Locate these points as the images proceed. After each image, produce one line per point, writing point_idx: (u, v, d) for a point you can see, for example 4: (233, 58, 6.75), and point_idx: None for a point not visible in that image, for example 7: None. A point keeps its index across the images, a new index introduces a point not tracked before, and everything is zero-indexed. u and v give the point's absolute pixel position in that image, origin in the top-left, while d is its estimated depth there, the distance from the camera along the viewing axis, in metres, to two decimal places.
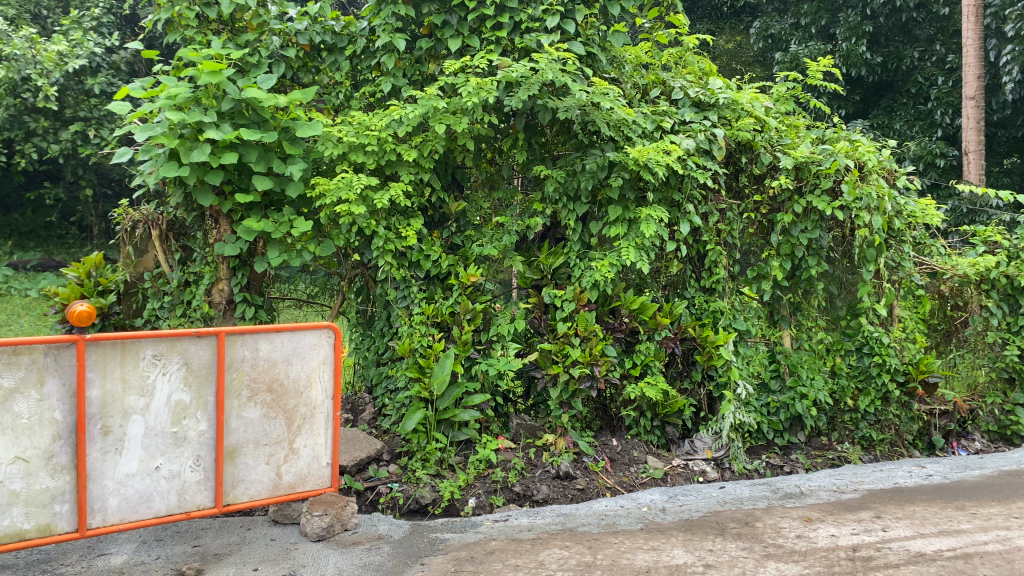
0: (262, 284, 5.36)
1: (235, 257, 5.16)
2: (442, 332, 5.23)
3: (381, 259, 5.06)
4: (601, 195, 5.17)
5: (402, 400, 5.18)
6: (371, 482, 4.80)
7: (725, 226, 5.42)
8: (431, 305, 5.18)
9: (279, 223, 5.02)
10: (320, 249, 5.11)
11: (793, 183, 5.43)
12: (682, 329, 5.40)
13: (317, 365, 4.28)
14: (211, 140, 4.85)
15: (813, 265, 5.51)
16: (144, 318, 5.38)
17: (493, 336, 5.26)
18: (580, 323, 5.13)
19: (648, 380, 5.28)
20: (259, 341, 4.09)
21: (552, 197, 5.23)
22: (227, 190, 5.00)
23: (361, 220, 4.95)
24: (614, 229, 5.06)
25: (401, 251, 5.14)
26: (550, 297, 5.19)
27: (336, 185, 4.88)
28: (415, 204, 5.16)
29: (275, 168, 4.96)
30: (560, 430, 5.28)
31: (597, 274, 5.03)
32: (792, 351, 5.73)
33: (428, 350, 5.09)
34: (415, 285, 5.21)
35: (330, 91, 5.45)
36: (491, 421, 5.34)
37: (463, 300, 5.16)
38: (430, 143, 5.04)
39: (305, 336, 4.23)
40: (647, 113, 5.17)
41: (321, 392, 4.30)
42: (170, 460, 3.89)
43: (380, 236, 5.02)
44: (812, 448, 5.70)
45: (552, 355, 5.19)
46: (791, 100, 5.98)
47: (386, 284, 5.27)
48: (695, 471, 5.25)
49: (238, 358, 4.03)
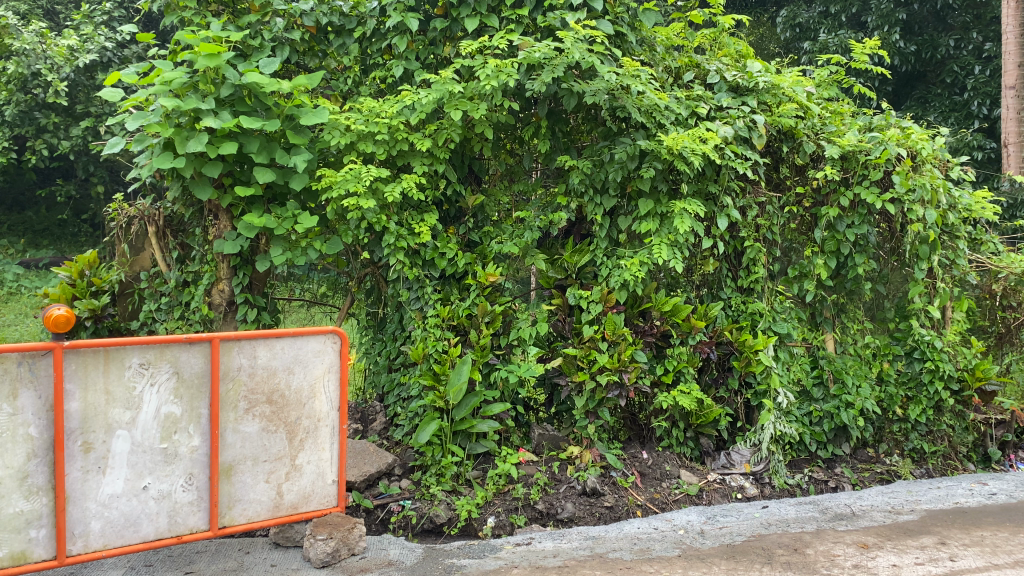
0: (265, 284, 5.00)
1: (236, 255, 4.81)
2: (459, 336, 4.87)
3: (393, 257, 4.69)
4: (631, 187, 4.76)
5: (415, 409, 4.80)
6: (382, 499, 4.44)
7: (765, 220, 5.00)
8: (447, 306, 4.82)
9: (282, 218, 4.66)
10: (327, 247, 4.74)
11: (839, 174, 5.00)
12: (717, 332, 5.00)
13: (321, 373, 3.90)
14: (209, 129, 4.49)
15: (860, 263, 5.08)
16: (140, 320, 5.02)
17: (514, 341, 4.88)
18: (607, 327, 4.73)
19: (681, 388, 4.88)
20: (257, 348, 3.72)
21: (578, 190, 4.79)
22: (227, 183, 4.65)
23: (371, 215, 4.57)
24: (645, 225, 4.65)
25: (415, 248, 4.76)
26: (575, 298, 4.81)
27: (343, 177, 4.52)
28: (428, 198, 4.77)
29: (278, 159, 4.59)
30: (586, 442, 4.90)
31: (627, 273, 4.63)
32: (836, 356, 5.30)
33: (444, 355, 4.73)
34: (429, 286, 4.82)
35: (338, 76, 5.06)
36: (511, 432, 4.95)
37: (481, 302, 4.78)
38: (445, 131, 4.64)
39: (308, 342, 3.85)
40: (681, 98, 4.76)
41: (326, 403, 3.93)
42: (159, 480, 3.53)
43: (392, 232, 4.64)
44: (858, 461, 5.28)
45: (578, 360, 4.79)
46: (834, 86, 5.54)
47: (398, 284, 4.90)
48: (733, 487, 4.84)
49: (233, 367, 3.67)
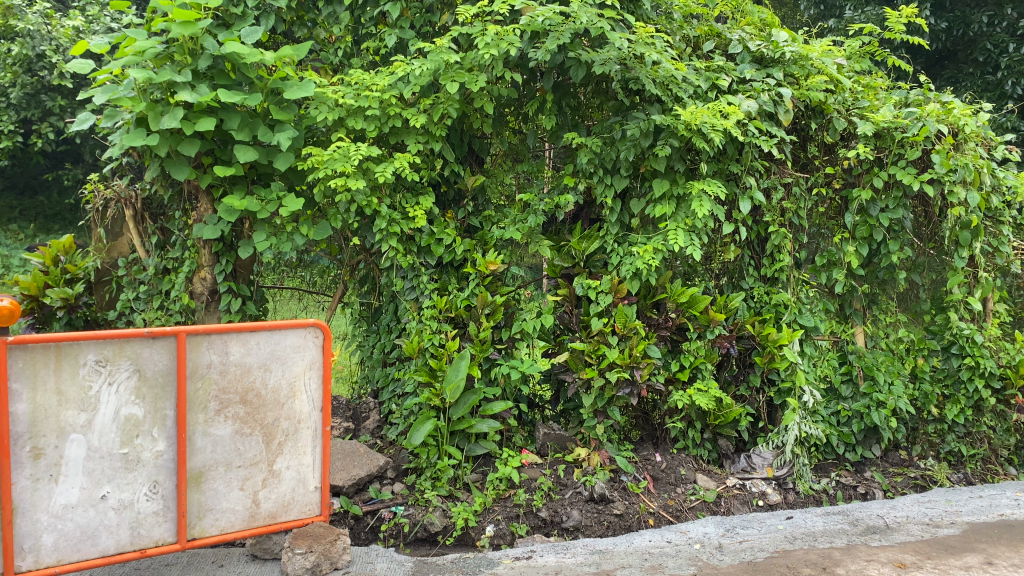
0: (250, 271, 4.66)
1: (218, 241, 4.46)
2: (457, 328, 4.51)
3: (386, 243, 4.32)
4: (645, 168, 4.36)
5: (410, 407, 4.45)
6: (372, 505, 4.09)
7: (791, 204, 4.59)
8: (445, 296, 4.46)
9: (266, 201, 4.31)
10: (314, 231, 4.37)
11: (873, 153, 4.58)
12: (738, 325, 4.62)
13: (301, 370, 3.55)
14: (185, 103, 4.14)
15: (895, 251, 4.66)
16: (117, 310, 4.69)
17: (516, 333, 4.51)
18: (618, 319, 4.36)
19: (698, 386, 4.52)
20: (229, 344, 3.37)
21: (586, 170, 4.39)
22: (206, 163, 4.29)
23: (360, 197, 4.20)
24: (659, 208, 4.26)
25: (410, 233, 4.39)
26: (582, 289, 4.45)
27: (330, 156, 4.16)
28: (424, 178, 4.39)
29: (260, 137, 4.23)
30: (594, 443, 4.53)
31: (639, 261, 4.24)
32: (867, 351, 4.89)
33: (440, 349, 4.38)
34: (426, 274, 4.46)
35: (328, 47, 4.69)
36: (514, 432, 4.59)
37: (481, 292, 4.41)
38: (441, 106, 4.26)
39: (286, 337, 3.50)
40: (700, 69, 4.35)
41: (307, 404, 3.57)
42: (120, 488, 3.20)
43: (384, 216, 4.27)
44: (890, 464, 4.88)
45: (586, 356, 4.47)
46: (866, 58, 5.10)
47: (393, 272, 4.55)
48: (754, 494, 4.46)
49: (202, 364, 3.32)
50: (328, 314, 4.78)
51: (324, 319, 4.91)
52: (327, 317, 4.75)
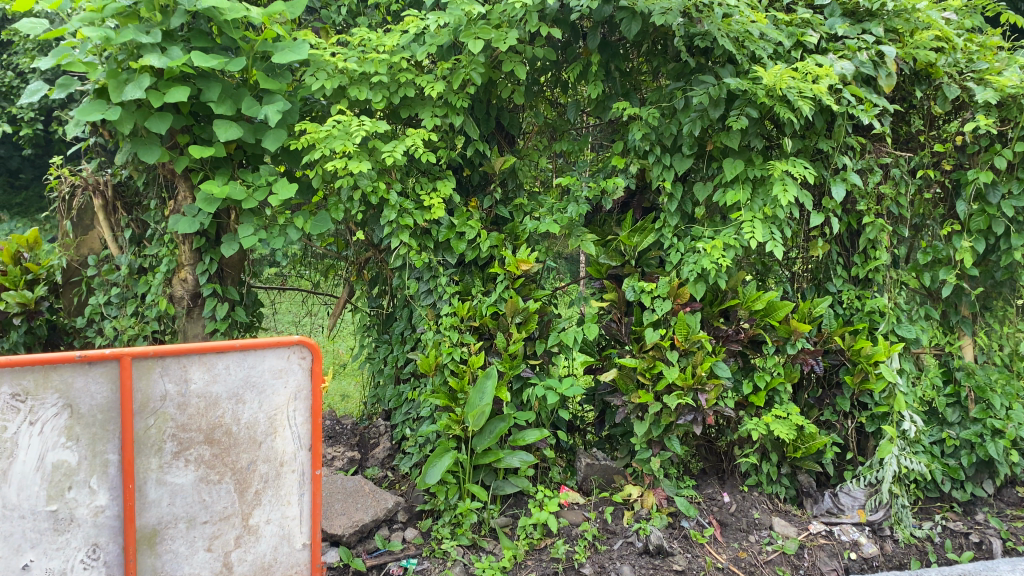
0: (240, 272, 3.95)
1: (199, 235, 3.75)
2: (483, 340, 3.75)
3: (396, 238, 3.57)
4: (713, 145, 3.55)
5: (426, 435, 3.70)
6: (379, 558, 3.33)
7: (890, 189, 3.75)
8: (467, 302, 3.70)
9: (253, 187, 3.59)
10: (312, 223, 3.60)
11: (995, 127, 3.72)
12: (824, 338, 3.81)
13: (284, 401, 2.79)
14: (155, 70, 3.41)
15: (1019, 246, 3.81)
16: (86, 317, 4.01)
17: (554, 347, 3.72)
18: (679, 331, 3.59)
19: (775, 412, 3.73)
20: (188, 370, 2.63)
21: (640, 148, 3.60)
22: (182, 142, 3.57)
23: (364, 183, 3.46)
24: (732, 195, 3.47)
25: (426, 226, 3.63)
26: (634, 293, 3.65)
27: (328, 133, 3.43)
28: (442, 160, 3.63)
29: (245, 110, 3.50)
30: (649, 480, 3.77)
31: (706, 261, 3.45)
32: (977, 366, 4.03)
33: (463, 366, 3.64)
34: (444, 275, 3.70)
35: (330, 4, 3.90)
36: (551, 465, 3.83)
37: (511, 297, 3.63)
38: (463, 71, 3.47)
39: (264, 359, 2.73)
40: (782, 23, 3.51)
41: (291, 444, 2.82)
42: (47, 555, 2.51)
43: (393, 205, 3.53)
44: (1006, 505, 4.03)
45: (638, 375, 3.69)
46: (978, 13, 4.21)
47: (405, 272, 3.80)
48: (845, 545, 3.62)
49: (154, 397, 2.58)
50: (332, 323, 4.06)
51: (326, 326, 4.19)
52: (330, 326, 4.02)
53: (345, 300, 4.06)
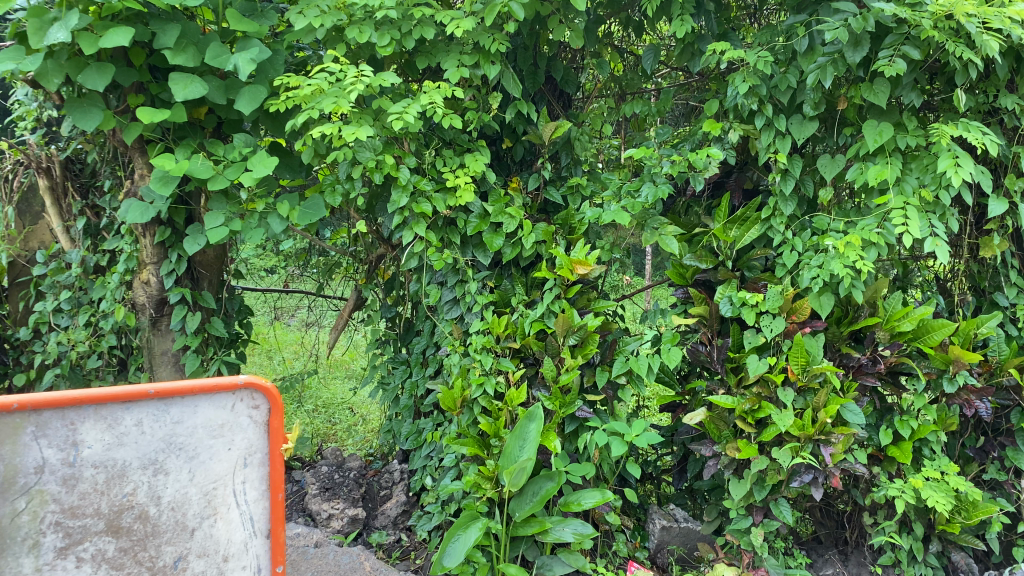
0: (219, 274, 3.12)
1: (160, 225, 2.90)
2: (526, 366, 2.82)
3: (409, 230, 2.66)
4: (848, 103, 2.55)
5: (450, 493, 2.78)
6: None
7: None
8: (506, 315, 2.77)
9: (225, 163, 2.72)
10: (301, 211, 2.70)
11: None
12: (993, 368, 2.78)
13: (233, 473, 1.55)
14: (91, 5, 2.55)
15: None
16: (31, 328, 3.21)
17: (621, 378, 2.77)
18: (795, 360, 2.64)
19: (926, 472, 2.71)
20: (63, 427, 1.41)
21: (743, 108, 2.61)
22: (133, 104, 2.72)
23: (365, 159, 2.57)
24: (876, 171, 2.46)
25: (449, 215, 2.71)
26: (729, 306, 2.70)
27: (317, 89, 2.53)
28: (473, 126, 2.70)
29: (210, 59, 2.61)
30: (749, 557, 2.79)
31: (838, 265, 2.46)
32: None
33: (499, 403, 2.74)
34: (473, 280, 2.77)
35: None
36: (616, 532, 2.87)
37: (564, 310, 2.68)
38: (499, 2, 2.52)
39: (193, 408, 1.50)
40: None
41: (238, 531, 1.57)
42: None
43: (404, 185, 2.61)
44: None
45: (735, 417, 2.74)
46: None
47: (425, 276, 2.89)
48: None
49: (18, 472, 1.40)
50: (334, 339, 3.18)
51: (328, 342, 3.28)
52: (331, 344, 3.15)
53: (350, 311, 3.18)
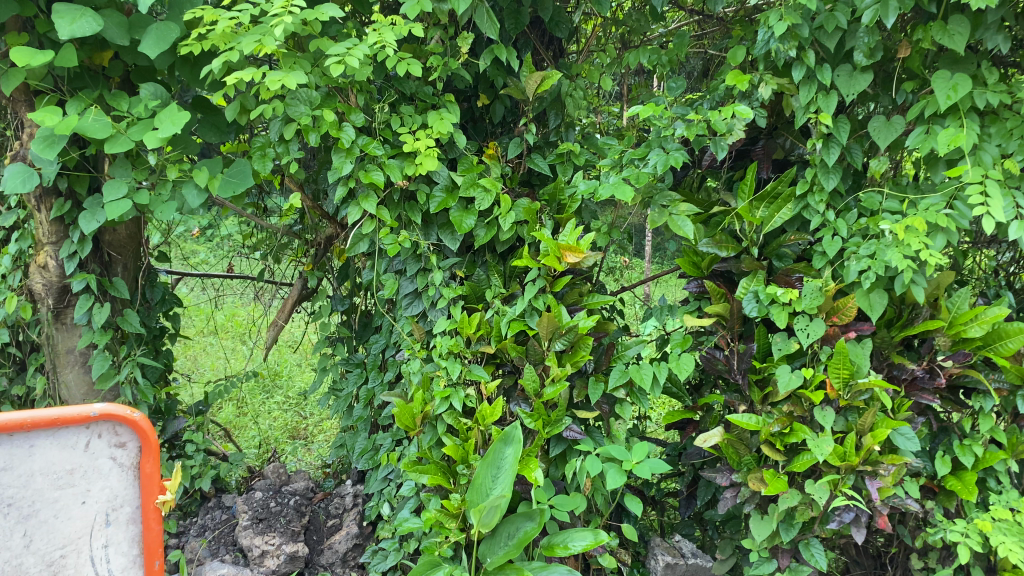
0: (137, 255, 2.60)
1: (56, 196, 2.36)
2: (503, 375, 2.30)
3: (356, 206, 2.12)
4: (911, 49, 2.01)
5: (407, 529, 2.27)
6: None
7: None
8: (478, 312, 2.25)
9: (129, 119, 2.18)
10: (222, 180, 2.18)
11: None
12: None
13: (88, 541, 1.09)
14: None
15: None
16: None
17: (619, 392, 2.25)
18: (836, 372, 2.12)
19: (994, 510, 2.19)
20: None
21: (778, 55, 2.07)
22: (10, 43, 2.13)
23: (298, 115, 2.03)
24: (949, 135, 1.93)
25: (408, 187, 2.17)
26: (754, 304, 2.18)
27: (236, 23, 1.98)
28: (438, 75, 2.15)
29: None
30: None
31: (897, 255, 1.94)
32: None
33: (469, 421, 2.22)
34: (438, 269, 2.24)
35: None
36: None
37: (551, 306, 2.16)
38: None
39: (23, 455, 1.03)
40: None
41: None
42: None
43: (349, 149, 2.07)
44: None
45: (760, 440, 2.22)
46: None
47: (380, 263, 2.36)
48: None
49: None
50: (275, 337, 2.65)
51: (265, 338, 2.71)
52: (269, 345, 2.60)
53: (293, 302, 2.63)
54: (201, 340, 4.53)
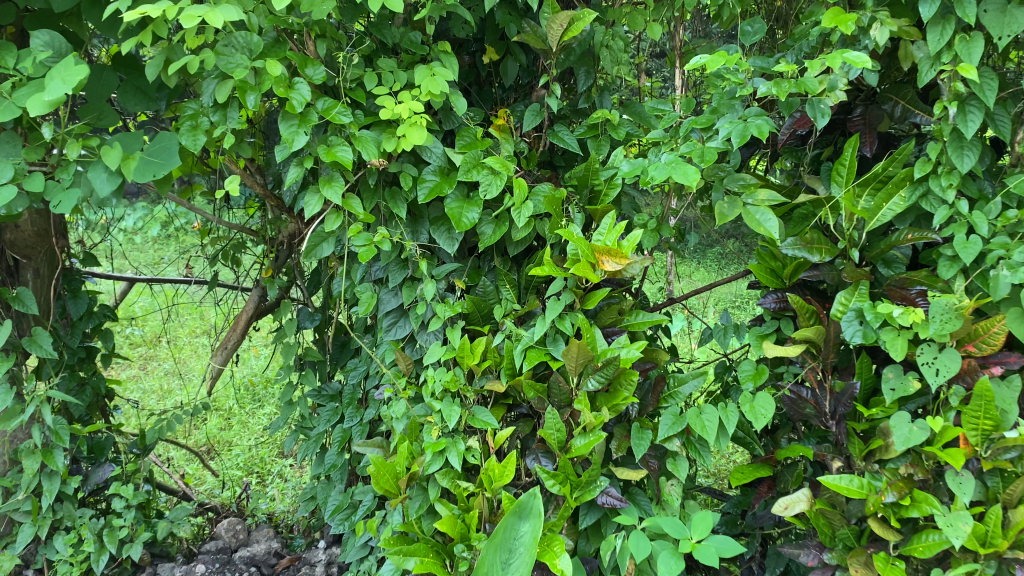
0: (50, 255, 2.09)
1: None
2: (516, 418, 1.73)
3: (315, 194, 1.55)
4: None
5: None
6: None
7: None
8: (482, 336, 1.68)
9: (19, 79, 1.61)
10: (140, 160, 1.63)
11: None
12: None
13: None
14: None
15: None
16: None
17: (671, 443, 1.69)
18: (975, 423, 1.53)
19: None
20: None
21: None
22: None
23: (233, 68, 1.46)
24: None
25: (386, 168, 1.60)
26: (856, 329, 1.60)
27: None
28: (429, 15, 1.58)
29: None
30: None
31: None
32: None
33: (471, 484, 1.64)
34: (429, 279, 1.67)
35: None
36: None
37: (582, 329, 1.59)
38: None
39: None
40: None
41: None
42: None
43: (303, 116, 1.50)
44: None
45: (863, 511, 1.64)
46: None
47: (354, 270, 1.79)
48: None
49: None
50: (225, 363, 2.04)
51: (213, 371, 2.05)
52: (219, 373, 2.04)
53: (249, 318, 2.07)
54: (192, 342, 4.03)
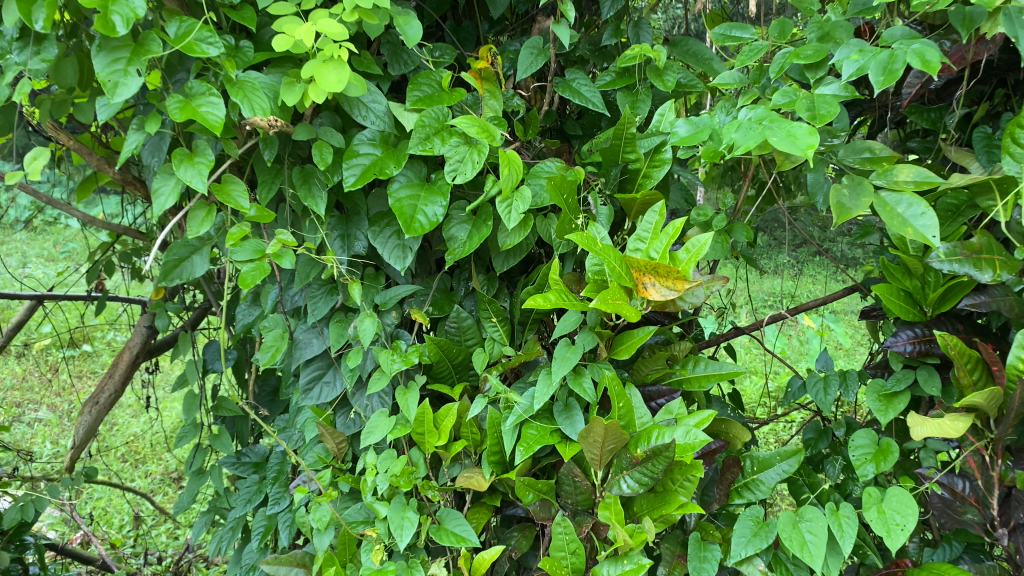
0: None
1: None
2: (508, 525, 1.12)
3: (169, 179, 0.94)
4: None
5: None
6: None
7: None
8: (453, 401, 1.06)
9: None
10: None
11: None
12: None
13: None
14: None
15: None
16: None
17: (752, 565, 1.08)
18: None
19: None
20: None
21: None
22: None
23: None
24: None
25: (291, 133, 0.99)
26: None
27: None
28: None
29: None
30: None
31: None
32: None
33: None
34: (366, 312, 1.05)
35: None
36: None
37: (612, 392, 0.98)
38: None
39: None
40: None
41: None
42: None
43: (138, 45, 0.88)
44: None
45: None
46: None
47: (263, 295, 1.18)
48: None
49: None
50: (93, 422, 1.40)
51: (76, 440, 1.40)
52: (87, 442, 1.40)
53: (132, 358, 1.43)
54: None
